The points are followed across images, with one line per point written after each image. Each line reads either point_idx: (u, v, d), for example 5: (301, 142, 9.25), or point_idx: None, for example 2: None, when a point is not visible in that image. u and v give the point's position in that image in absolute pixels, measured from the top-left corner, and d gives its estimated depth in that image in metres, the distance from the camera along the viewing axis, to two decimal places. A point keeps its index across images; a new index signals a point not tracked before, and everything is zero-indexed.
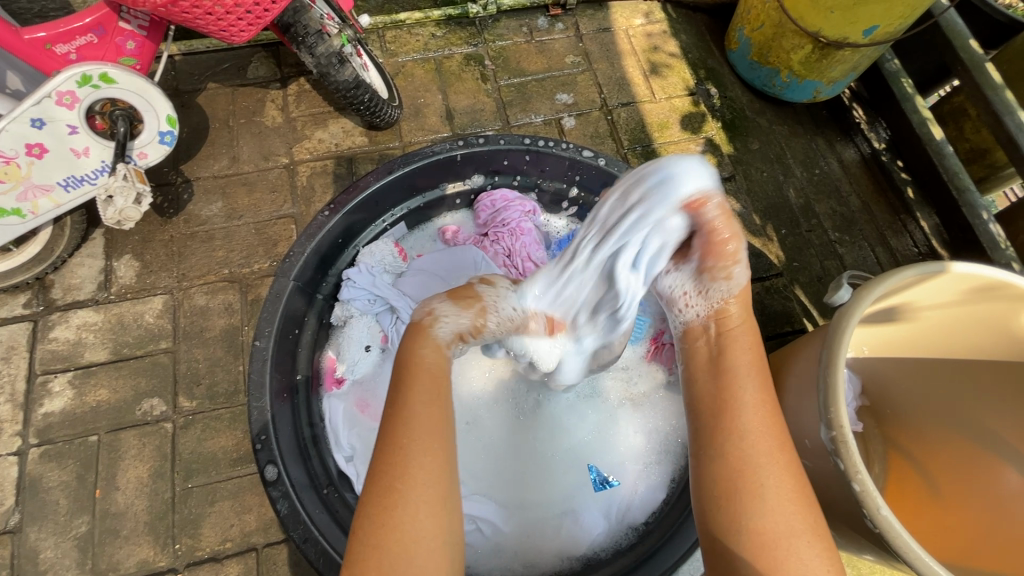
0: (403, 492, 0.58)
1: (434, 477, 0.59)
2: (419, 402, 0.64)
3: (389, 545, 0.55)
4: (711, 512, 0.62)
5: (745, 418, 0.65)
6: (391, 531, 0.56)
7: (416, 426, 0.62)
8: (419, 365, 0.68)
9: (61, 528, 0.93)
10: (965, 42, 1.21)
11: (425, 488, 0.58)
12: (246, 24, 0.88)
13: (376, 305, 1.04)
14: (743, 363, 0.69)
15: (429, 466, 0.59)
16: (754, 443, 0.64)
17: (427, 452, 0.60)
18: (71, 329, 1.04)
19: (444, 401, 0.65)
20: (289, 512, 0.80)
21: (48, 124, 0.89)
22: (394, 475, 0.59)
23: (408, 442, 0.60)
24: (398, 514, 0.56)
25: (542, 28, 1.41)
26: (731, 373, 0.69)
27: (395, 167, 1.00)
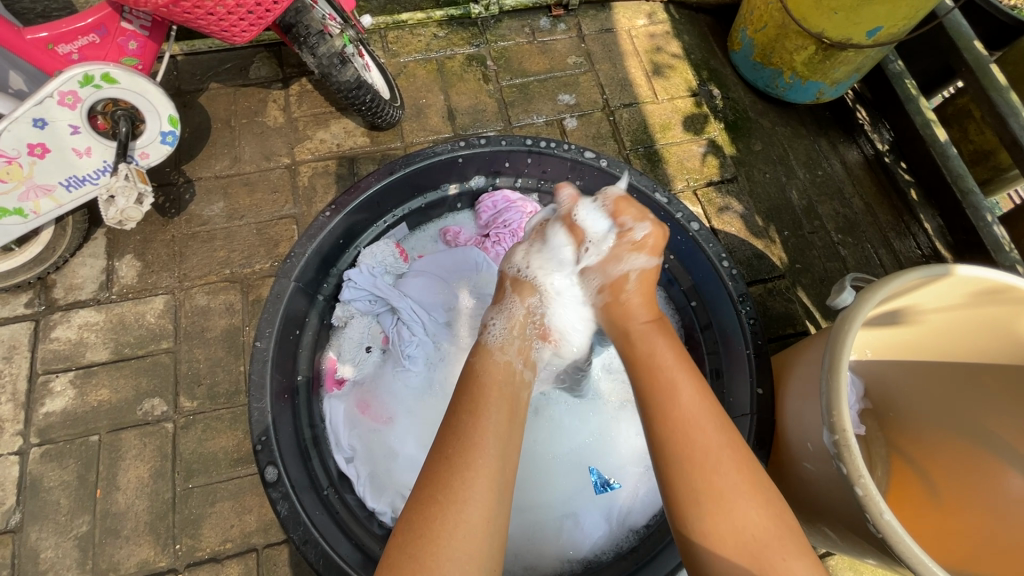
0: (445, 507, 0.60)
1: (480, 495, 0.61)
2: (471, 423, 0.67)
3: (428, 559, 0.57)
4: (686, 525, 0.60)
5: (693, 424, 0.64)
6: (430, 544, 0.58)
7: (466, 445, 0.64)
8: (479, 385, 0.72)
9: (62, 528, 0.93)
10: (970, 44, 1.20)
11: (469, 506, 0.60)
12: (248, 24, 0.88)
13: (378, 305, 1.05)
14: (670, 362, 0.70)
15: (476, 487, 0.61)
16: (709, 449, 0.63)
17: (471, 469, 0.62)
18: (72, 328, 1.04)
19: (495, 425, 0.67)
20: (289, 514, 0.80)
21: (50, 124, 0.89)
22: (439, 488, 0.61)
23: (454, 458, 0.63)
24: (438, 527, 0.58)
25: (544, 28, 1.41)
26: (663, 370, 0.69)
27: (397, 168, 1.00)
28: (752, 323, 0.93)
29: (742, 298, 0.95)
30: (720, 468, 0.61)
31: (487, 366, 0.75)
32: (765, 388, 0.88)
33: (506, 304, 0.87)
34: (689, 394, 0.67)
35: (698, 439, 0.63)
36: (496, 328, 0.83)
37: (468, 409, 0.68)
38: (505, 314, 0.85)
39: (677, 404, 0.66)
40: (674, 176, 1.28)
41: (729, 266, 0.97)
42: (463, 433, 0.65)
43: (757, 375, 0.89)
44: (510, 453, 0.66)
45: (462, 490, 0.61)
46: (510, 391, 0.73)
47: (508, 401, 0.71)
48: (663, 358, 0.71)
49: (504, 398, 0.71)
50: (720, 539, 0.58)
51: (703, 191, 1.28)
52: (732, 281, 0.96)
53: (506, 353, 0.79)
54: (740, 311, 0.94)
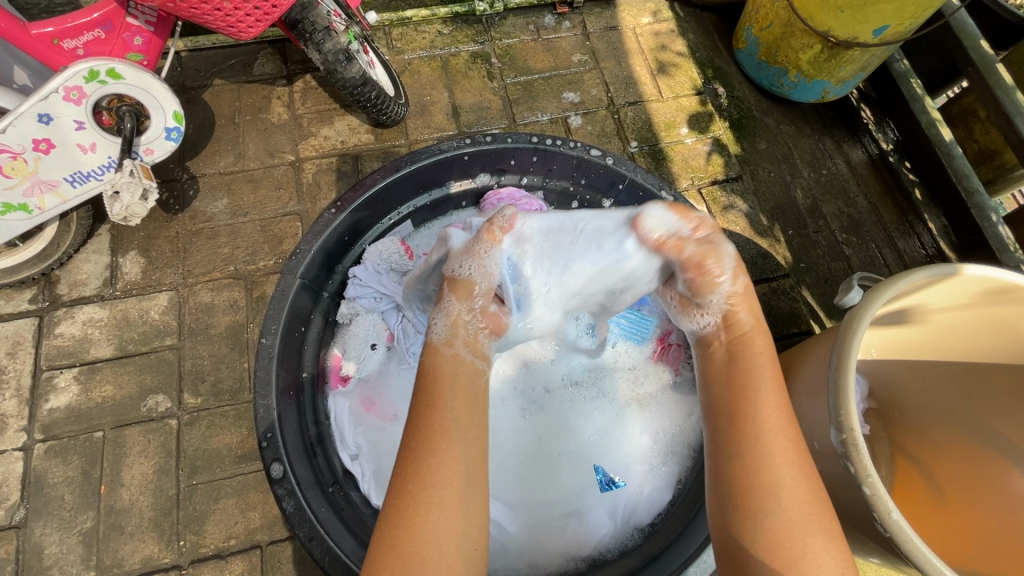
0: (417, 494, 0.59)
1: (448, 480, 0.60)
2: (428, 409, 0.65)
3: (403, 544, 0.57)
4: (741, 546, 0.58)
5: (774, 447, 0.61)
6: (405, 532, 0.58)
7: (426, 432, 0.63)
8: (433, 371, 0.69)
9: (65, 524, 0.93)
10: (976, 43, 1.21)
11: (438, 491, 0.59)
12: (254, 20, 0.87)
13: (382, 303, 1.05)
14: (759, 364, 0.68)
15: (442, 472, 0.60)
16: (786, 476, 0.59)
17: (433, 455, 0.61)
18: (76, 325, 1.04)
19: (451, 410, 0.65)
20: (294, 511, 0.80)
21: (55, 120, 0.89)
22: (409, 477, 0.60)
23: (419, 446, 0.62)
24: (411, 514, 0.58)
25: (549, 26, 1.41)
26: (755, 384, 0.65)
27: (402, 165, 0.99)
28: None
29: None
30: (792, 498, 0.58)
31: (436, 360, 0.70)
32: None
33: (444, 302, 0.76)
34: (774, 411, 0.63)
35: (772, 460, 0.60)
36: (438, 325, 0.75)
37: (425, 398, 0.66)
38: (445, 311, 0.76)
39: (760, 422, 0.62)
40: (678, 174, 1.28)
41: None
42: (423, 420, 0.64)
43: None
44: (476, 437, 0.64)
45: (431, 475, 0.60)
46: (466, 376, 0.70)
47: (461, 388, 0.68)
48: (761, 373, 0.67)
49: (459, 383, 0.68)
50: (772, 539, 0.57)
51: (708, 190, 1.28)
52: None
53: (453, 347, 0.72)
54: None
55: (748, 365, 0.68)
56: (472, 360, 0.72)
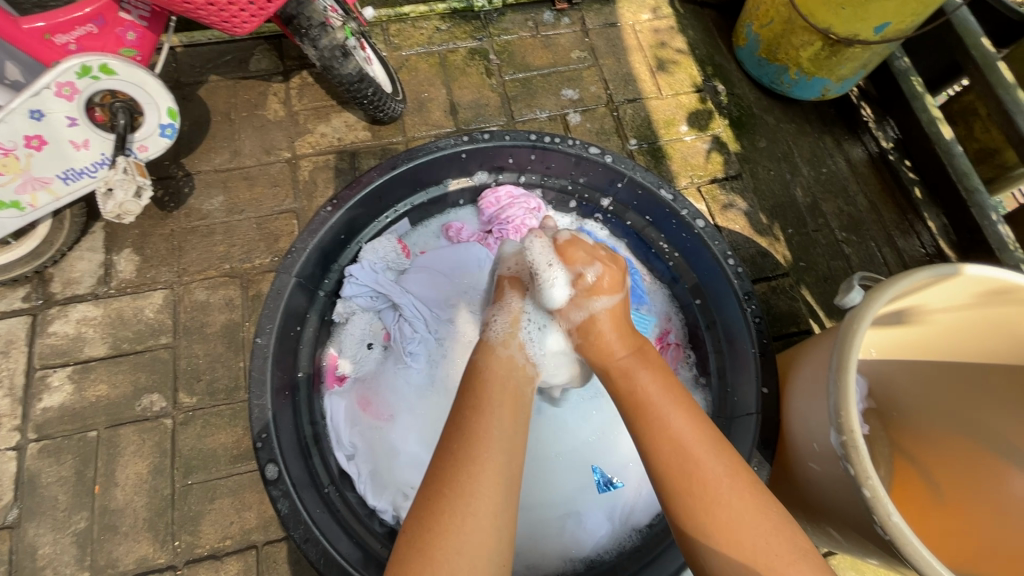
0: (452, 500, 0.60)
1: (487, 488, 0.61)
2: (472, 416, 0.67)
3: (437, 552, 0.57)
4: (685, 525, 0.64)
5: (681, 432, 0.68)
6: (440, 538, 0.57)
7: (471, 438, 0.65)
8: (481, 379, 0.74)
9: (59, 524, 0.92)
10: (977, 41, 1.19)
11: (476, 500, 0.60)
12: (248, 15, 0.86)
13: (379, 302, 1.04)
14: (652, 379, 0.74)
15: (482, 481, 0.61)
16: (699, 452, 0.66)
17: (475, 462, 0.62)
18: (70, 323, 1.03)
19: (497, 419, 0.68)
20: (289, 512, 0.79)
21: (46, 116, 0.88)
22: (445, 483, 0.61)
23: (459, 453, 0.63)
24: (446, 519, 0.58)
25: (548, 22, 1.39)
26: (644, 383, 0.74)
27: (399, 162, 0.98)
28: (758, 321, 0.91)
29: (748, 296, 0.93)
30: (709, 471, 0.65)
31: (490, 363, 0.77)
32: (770, 388, 0.87)
33: (506, 299, 0.88)
34: (674, 403, 0.71)
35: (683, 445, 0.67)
36: (497, 324, 0.85)
37: (470, 405, 0.69)
38: (505, 310, 0.86)
39: (658, 416, 0.70)
40: (678, 172, 1.27)
41: (735, 265, 0.95)
42: (465, 426, 0.66)
43: (763, 375, 0.88)
44: (517, 449, 0.66)
45: (469, 483, 0.61)
46: (512, 387, 0.74)
47: (509, 398, 0.72)
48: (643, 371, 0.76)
49: (506, 393, 0.72)
50: (721, 536, 0.61)
51: (707, 188, 1.27)
52: (738, 279, 0.94)
53: (508, 348, 0.81)
54: (745, 310, 0.92)
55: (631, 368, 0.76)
56: (520, 365, 0.79)
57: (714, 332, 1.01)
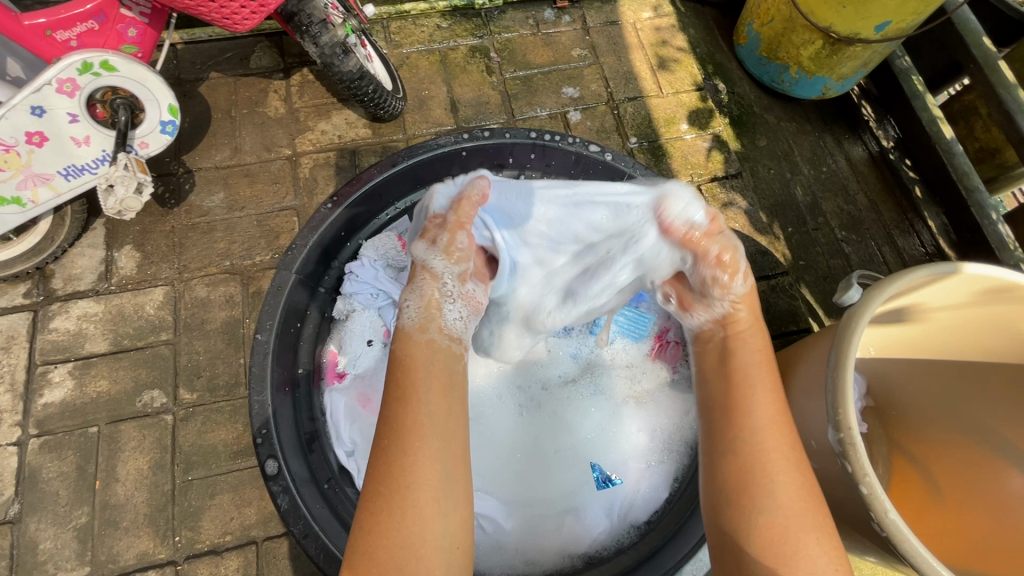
0: (391, 497, 0.59)
1: (423, 480, 0.60)
2: (399, 403, 0.64)
3: (378, 553, 0.58)
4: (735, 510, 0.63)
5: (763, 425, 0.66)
6: (379, 536, 0.58)
7: (398, 429, 0.62)
8: (407, 363, 0.68)
9: (60, 519, 0.93)
10: (978, 40, 1.20)
11: (414, 495, 0.59)
12: (248, 12, 0.86)
13: (379, 299, 1.02)
14: (750, 361, 0.73)
15: (417, 475, 0.60)
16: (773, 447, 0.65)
17: (407, 455, 0.61)
18: (71, 319, 1.04)
19: (426, 405, 0.64)
20: (289, 507, 0.80)
21: (47, 112, 0.88)
22: (382, 479, 0.60)
23: (392, 447, 0.61)
24: (385, 518, 0.58)
25: (549, 20, 1.39)
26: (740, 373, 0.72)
27: (399, 160, 0.99)
28: None
29: None
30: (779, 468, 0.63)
31: (410, 348, 0.70)
32: None
33: (416, 283, 0.75)
34: (768, 396, 0.69)
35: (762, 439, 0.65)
36: (409, 308, 0.73)
37: (398, 390, 0.66)
38: (417, 292, 0.74)
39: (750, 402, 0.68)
40: (678, 171, 1.27)
41: None
42: (396, 415, 0.63)
43: None
44: (452, 429, 0.64)
45: (408, 478, 0.60)
46: (450, 363, 0.70)
47: (437, 377, 0.67)
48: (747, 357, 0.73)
49: (435, 374, 0.68)
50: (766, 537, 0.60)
51: (707, 186, 1.27)
52: None
53: (428, 332, 0.71)
54: None
55: (734, 359, 0.74)
56: (464, 350, 0.74)
57: None
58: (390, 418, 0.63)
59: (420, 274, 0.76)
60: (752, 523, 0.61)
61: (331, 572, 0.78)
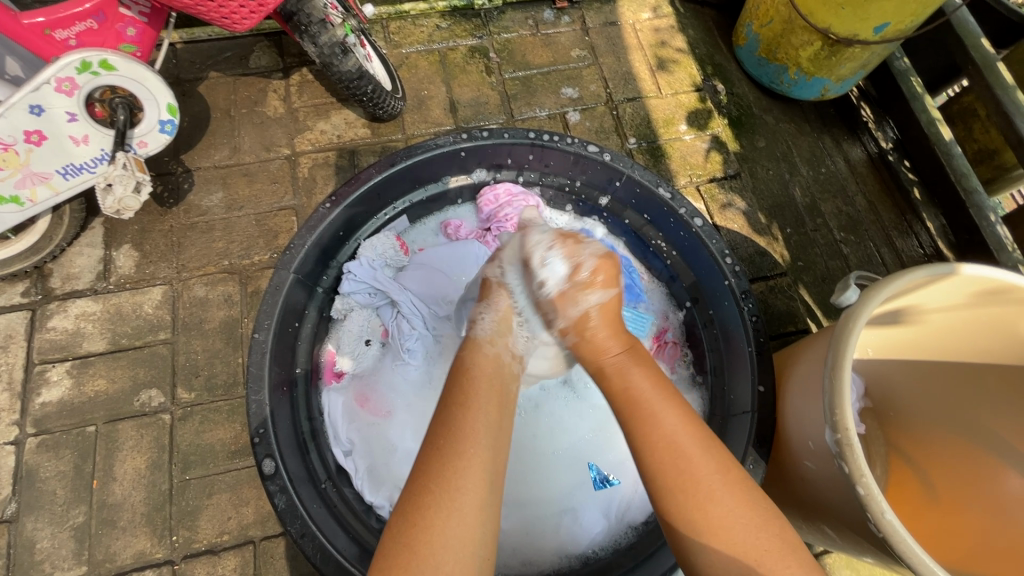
0: (438, 496, 0.60)
1: (474, 483, 0.62)
2: (460, 412, 0.68)
3: (420, 546, 0.57)
4: (672, 517, 0.63)
5: (675, 436, 0.66)
6: (422, 531, 0.58)
7: (458, 433, 0.65)
8: (468, 375, 0.73)
9: (58, 519, 0.93)
10: (977, 42, 1.21)
11: (461, 494, 0.61)
12: (248, 12, 0.86)
13: (377, 298, 1.04)
14: (646, 386, 0.72)
15: (468, 476, 0.62)
16: (692, 448, 0.65)
17: (461, 457, 0.63)
18: (69, 318, 1.04)
19: (484, 415, 0.68)
20: (286, 507, 0.79)
21: (46, 111, 0.88)
22: (431, 478, 0.62)
23: (446, 449, 0.63)
24: (431, 515, 0.59)
25: (548, 20, 1.40)
26: (634, 388, 0.72)
27: (397, 159, 0.98)
28: (755, 321, 0.91)
29: (745, 295, 0.93)
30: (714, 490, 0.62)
31: (476, 360, 0.75)
32: (767, 386, 0.86)
33: (494, 298, 0.85)
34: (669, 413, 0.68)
35: (668, 448, 0.65)
36: (485, 321, 0.82)
37: (458, 402, 0.69)
38: (492, 307, 0.84)
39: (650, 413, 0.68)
40: (677, 172, 1.27)
41: (732, 262, 0.96)
42: (454, 422, 0.66)
43: (760, 373, 0.88)
44: (501, 442, 0.67)
45: (455, 478, 0.61)
46: (501, 384, 0.74)
47: (496, 394, 0.71)
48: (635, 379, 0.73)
49: (492, 390, 0.72)
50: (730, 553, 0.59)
51: (706, 187, 1.27)
52: (735, 277, 0.94)
53: (494, 346, 0.79)
54: (743, 308, 0.92)
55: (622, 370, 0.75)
56: (507, 363, 0.78)
57: (710, 331, 1.01)
58: (451, 423, 0.66)
59: (496, 290, 0.86)
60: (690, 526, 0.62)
61: (329, 571, 0.78)
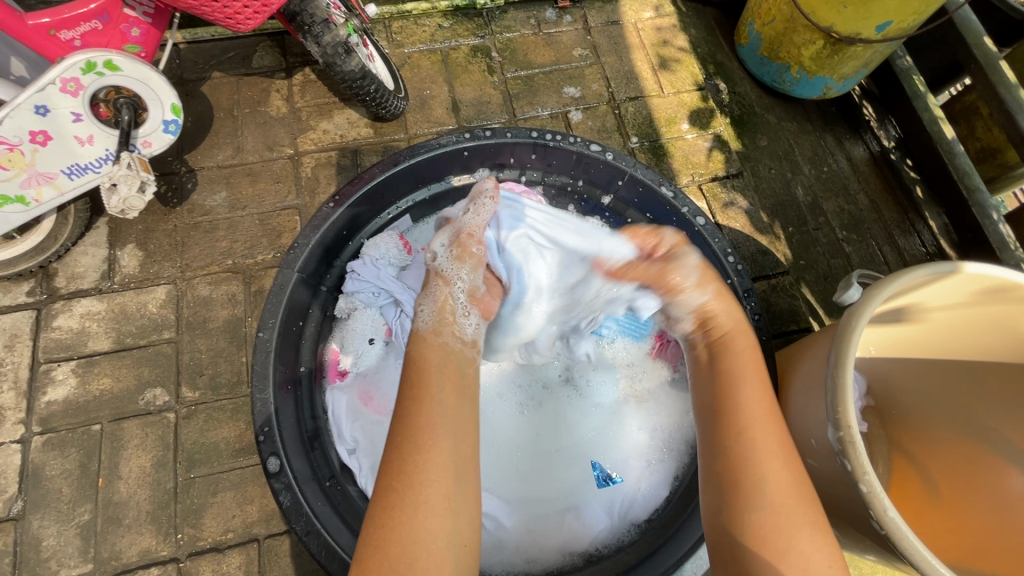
0: (403, 492, 0.61)
1: (437, 476, 0.62)
2: (415, 403, 0.68)
3: (391, 545, 0.58)
4: (728, 502, 0.67)
5: (754, 433, 0.69)
6: (391, 531, 0.59)
7: (414, 427, 0.65)
8: (420, 365, 0.73)
9: (64, 517, 0.93)
10: (979, 40, 1.20)
11: (426, 489, 0.61)
12: (251, 12, 0.87)
13: (381, 298, 1.03)
14: (743, 362, 0.77)
15: (430, 469, 0.62)
16: (766, 446, 0.68)
17: (421, 451, 0.63)
18: (74, 318, 1.04)
19: (438, 404, 0.68)
20: (291, 505, 0.80)
21: (52, 112, 0.89)
22: (395, 474, 0.62)
23: (405, 443, 0.64)
24: (397, 513, 0.60)
25: (550, 20, 1.40)
26: (732, 382, 0.74)
27: (401, 159, 0.99)
28: (757, 319, 0.92)
29: (747, 294, 0.94)
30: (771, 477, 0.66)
31: (422, 350, 0.75)
32: (768, 384, 0.88)
33: (429, 289, 0.84)
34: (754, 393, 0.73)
35: (749, 441, 0.68)
36: (423, 313, 0.81)
37: (413, 392, 0.69)
38: (431, 298, 0.82)
39: (745, 412, 0.71)
40: (679, 171, 1.28)
41: (735, 262, 0.96)
42: (409, 415, 0.66)
43: (761, 370, 0.89)
44: (464, 429, 0.67)
45: (419, 473, 0.62)
46: (455, 368, 0.74)
47: (448, 378, 0.72)
48: (741, 348, 0.78)
49: (461, 383, 0.72)
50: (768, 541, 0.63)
51: (708, 186, 1.27)
52: (738, 276, 0.95)
53: (440, 335, 0.78)
54: (746, 307, 0.94)
55: (722, 362, 0.78)
56: (459, 348, 0.77)
57: None
58: (409, 415, 0.66)
59: (433, 281, 0.85)
60: (747, 516, 0.65)
61: (334, 568, 0.78)
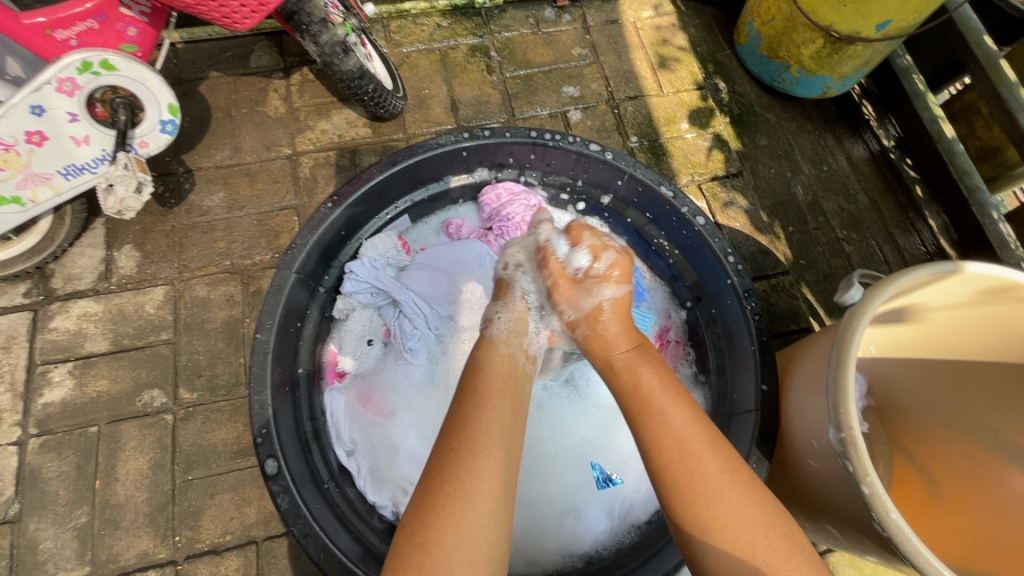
0: (453, 496, 0.60)
1: (487, 484, 0.61)
2: (474, 411, 0.67)
3: (434, 549, 0.57)
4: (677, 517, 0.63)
5: (681, 441, 0.65)
6: (434, 534, 0.58)
7: (471, 434, 0.65)
8: (484, 375, 0.72)
9: (60, 519, 0.93)
10: (979, 39, 1.19)
11: (474, 496, 0.60)
12: (249, 11, 0.86)
13: (379, 298, 1.04)
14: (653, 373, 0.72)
15: (482, 478, 0.61)
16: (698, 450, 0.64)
17: (476, 458, 0.62)
18: (71, 319, 1.04)
19: (497, 416, 0.67)
20: (289, 507, 0.79)
21: (47, 112, 0.88)
22: (442, 480, 0.61)
23: (459, 449, 0.63)
24: (444, 516, 0.59)
25: (549, 19, 1.39)
26: (644, 388, 0.70)
27: (399, 159, 0.98)
28: (757, 319, 0.91)
29: (748, 294, 0.93)
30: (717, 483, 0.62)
31: (490, 359, 0.75)
32: (769, 385, 0.87)
33: (510, 298, 0.86)
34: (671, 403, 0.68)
35: (688, 457, 0.64)
36: (501, 320, 0.83)
37: (473, 401, 0.68)
38: (509, 307, 0.85)
39: (655, 416, 0.67)
40: (678, 170, 1.27)
41: (735, 262, 0.95)
42: (466, 422, 0.66)
43: (762, 371, 0.88)
44: (515, 443, 0.67)
45: (469, 479, 0.61)
46: (514, 384, 0.73)
47: (511, 395, 0.71)
48: (650, 366, 0.73)
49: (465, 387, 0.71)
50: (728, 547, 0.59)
51: (708, 185, 1.27)
52: (738, 276, 0.94)
53: (510, 346, 0.79)
54: (746, 307, 0.92)
55: (637, 369, 0.73)
56: (521, 364, 0.77)
57: (712, 330, 1.01)
58: (464, 422, 0.66)
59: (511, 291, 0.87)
60: (695, 526, 0.61)
61: (331, 571, 0.78)
